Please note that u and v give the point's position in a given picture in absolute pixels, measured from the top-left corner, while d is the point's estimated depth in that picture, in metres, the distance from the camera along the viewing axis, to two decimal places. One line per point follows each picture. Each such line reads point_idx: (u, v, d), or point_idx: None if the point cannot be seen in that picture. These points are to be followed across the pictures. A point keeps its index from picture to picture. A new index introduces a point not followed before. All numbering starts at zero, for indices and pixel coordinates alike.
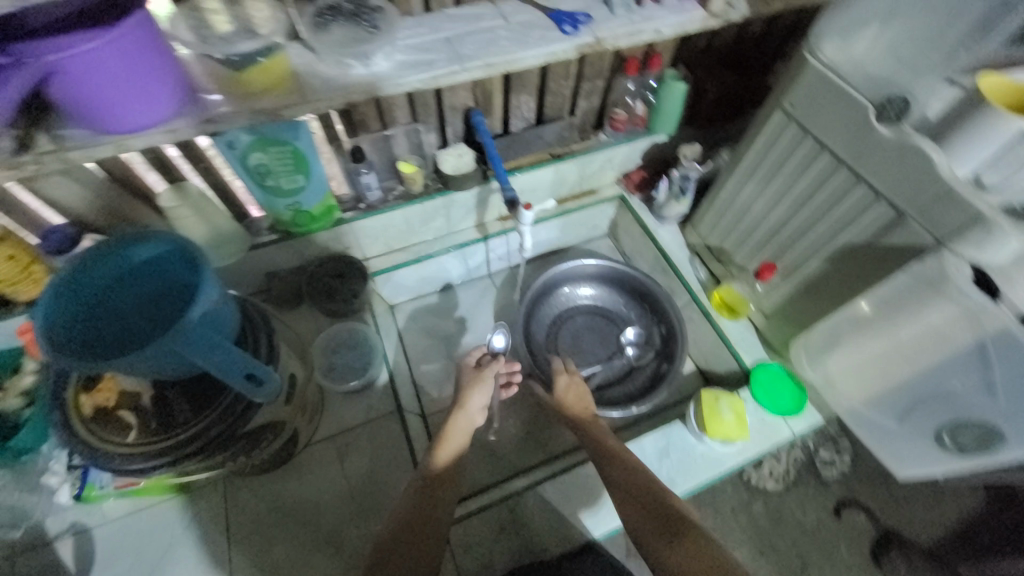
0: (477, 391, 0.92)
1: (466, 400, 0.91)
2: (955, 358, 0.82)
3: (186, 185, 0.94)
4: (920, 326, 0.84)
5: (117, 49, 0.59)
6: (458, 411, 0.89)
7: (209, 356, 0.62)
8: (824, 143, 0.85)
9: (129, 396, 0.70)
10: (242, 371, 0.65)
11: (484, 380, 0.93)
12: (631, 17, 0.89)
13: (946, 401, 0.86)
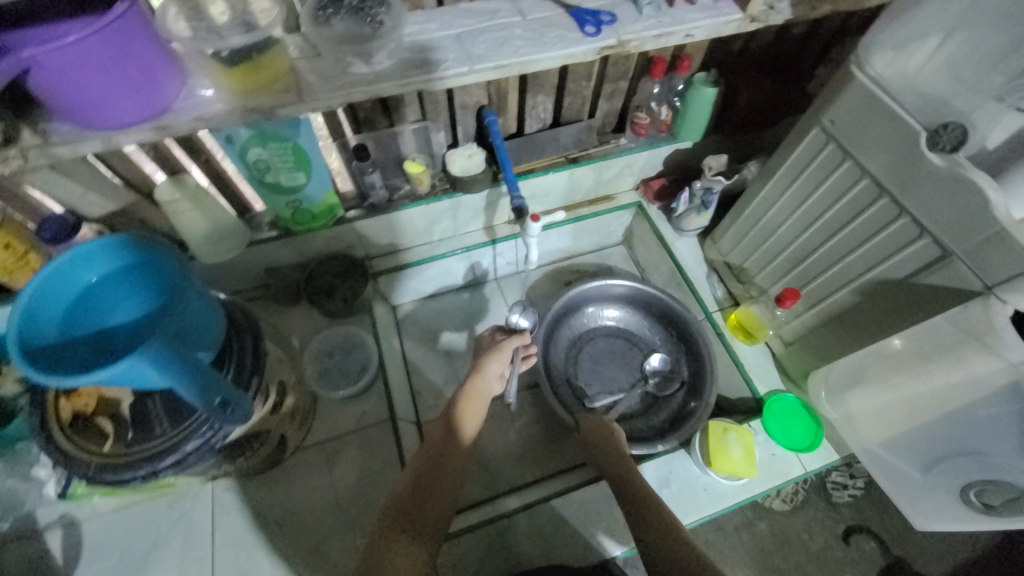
0: (494, 360, 0.98)
1: (484, 366, 0.98)
2: (993, 413, 0.72)
3: (185, 177, 0.91)
4: (958, 376, 0.75)
5: (103, 43, 0.56)
6: (477, 375, 0.96)
7: (187, 380, 0.61)
8: (865, 166, 0.77)
9: (106, 404, 0.71)
10: (218, 396, 0.64)
11: (502, 352, 0.99)
12: (659, 18, 0.82)
13: (978, 459, 0.76)
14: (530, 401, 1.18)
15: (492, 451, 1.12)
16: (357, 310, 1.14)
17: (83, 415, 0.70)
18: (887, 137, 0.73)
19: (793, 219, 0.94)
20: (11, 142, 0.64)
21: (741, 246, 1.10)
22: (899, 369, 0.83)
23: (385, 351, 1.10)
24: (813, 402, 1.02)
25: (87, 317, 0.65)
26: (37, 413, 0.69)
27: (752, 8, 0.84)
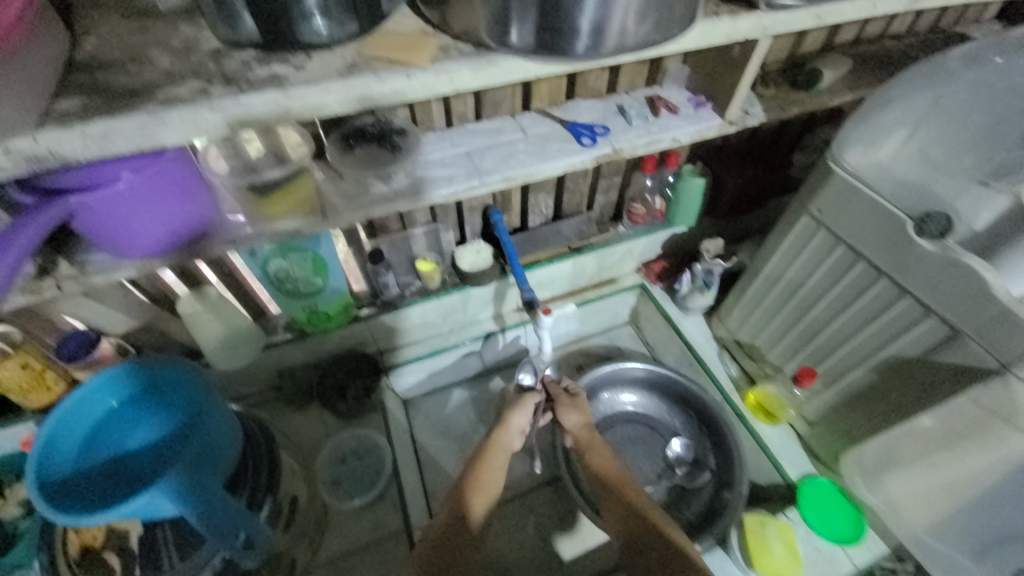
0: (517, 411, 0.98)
1: (507, 418, 0.97)
2: None
3: (207, 288, 0.93)
4: (994, 456, 0.75)
5: (146, 184, 0.61)
6: (501, 428, 0.95)
7: (198, 511, 0.58)
8: (859, 250, 0.81)
9: (116, 536, 0.72)
10: (229, 527, 0.61)
11: (525, 405, 0.99)
12: (648, 128, 0.91)
13: None
14: (551, 499, 1.12)
15: (512, 558, 1.05)
16: (368, 409, 1.12)
17: (92, 551, 0.72)
18: (874, 222, 0.78)
19: (796, 299, 0.96)
20: (48, 274, 0.67)
21: (749, 324, 1.11)
22: (935, 450, 0.82)
23: (399, 453, 1.07)
24: (850, 487, 0.98)
25: (106, 444, 0.66)
26: (47, 556, 0.71)
27: (730, 114, 0.93)
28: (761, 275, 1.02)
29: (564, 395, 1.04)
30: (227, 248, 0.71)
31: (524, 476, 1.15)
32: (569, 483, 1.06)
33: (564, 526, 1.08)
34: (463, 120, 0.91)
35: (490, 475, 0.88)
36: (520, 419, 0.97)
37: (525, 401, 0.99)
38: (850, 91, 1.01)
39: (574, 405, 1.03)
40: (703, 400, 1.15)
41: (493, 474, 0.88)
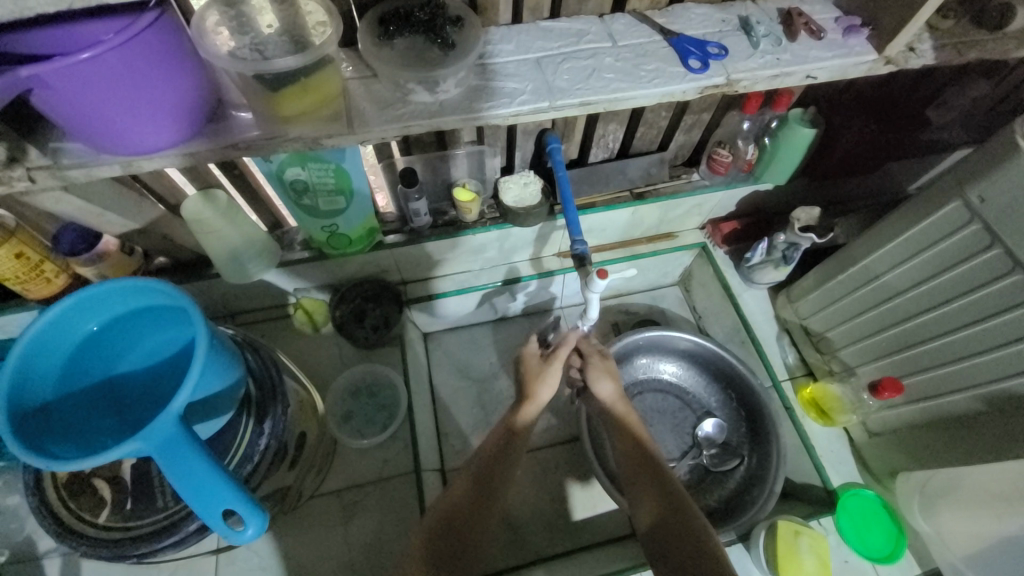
0: (544, 383, 0.88)
1: (532, 393, 0.87)
2: None
3: (214, 192, 0.80)
4: None
5: (126, 64, 0.47)
6: (527, 403, 0.86)
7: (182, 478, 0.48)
8: (1021, 260, 0.63)
9: (105, 465, 0.67)
10: (222, 507, 0.50)
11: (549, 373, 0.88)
12: (778, 56, 0.69)
13: None
14: (566, 459, 1.07)
15: (519, 513, 1.01)
16: (385, 342, 1.03)
17: (81, 476, 0.68)
18: None
19: (903, 297, 0.80)
20: (16, 162, 0.56)
21: (826, 312, 0.96)
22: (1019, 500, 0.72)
23: (415, 394, 1.00)
24: (901, 508, 0.89)
25: (90, 369, 0.57)
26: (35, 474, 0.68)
27: (891, 50, 0.69)
28: (862, 262, 0.85)
29: (595, 356, 0.91)
30: (231, 154, 0.59)
31: (541, 431, 1.10)
32: (587, 450, 0.97)
33: (578, 486, 1.04)
34: (536, 15, 0.71)
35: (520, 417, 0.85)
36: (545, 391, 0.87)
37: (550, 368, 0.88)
38: None
39: (605, 367, 0.90)
40: (748, 386, 1.04)
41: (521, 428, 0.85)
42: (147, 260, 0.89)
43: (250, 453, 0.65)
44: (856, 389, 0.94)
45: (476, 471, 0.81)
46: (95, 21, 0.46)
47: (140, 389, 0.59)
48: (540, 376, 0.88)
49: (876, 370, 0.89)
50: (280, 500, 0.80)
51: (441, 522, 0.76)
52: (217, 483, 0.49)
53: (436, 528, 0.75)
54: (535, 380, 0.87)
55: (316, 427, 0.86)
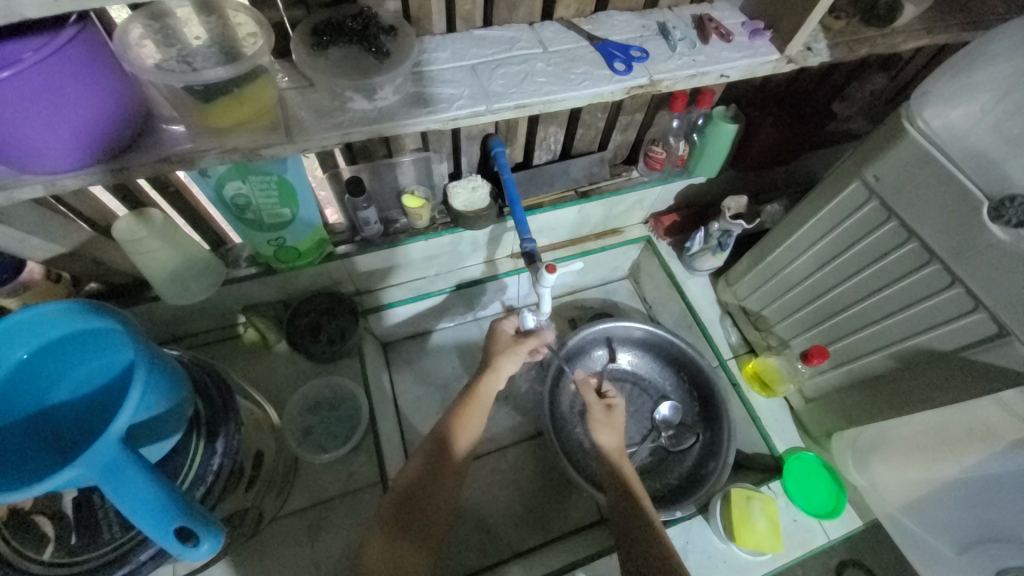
0: (507, 357, 0.97)
1: (497, 365, 0.96)
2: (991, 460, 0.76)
3: (149, 211, 0.77)
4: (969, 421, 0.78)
5: (49, 80, 0.46)
6: (490, 372, 0.95)
7: (128, 504, 0.46)
8: (914, 229, 0.72)
9: (42, 500, 0.64)
10: (176, 530, 0.49)
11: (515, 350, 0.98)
12: (693, 57, 0.75)
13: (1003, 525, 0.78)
14: (533, 454, 1.09)
15: (490, 512, 1.02)
16: (343, 354, 1.02)
17: (21, 512, 0.64)
18: (940, 201, 0.68)
19: (820, 274, 0.89)
20: None
21: (760, 292, 1.04)
22: (935, 447, 0.84)
23: (377, 403, 0.99)
24: (838, 467, 0.96)
25: (20, 402, 0.54)
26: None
27: (791, 50, 0.76)
28: (786, 243, 0.93)
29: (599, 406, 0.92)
30: (165, 169, 0.58)
31: (507, 429, 1.12)
32: (552, 443, 0.99)
33: (547, 479, 1.07)
34: (469, 24, 0.74)
35: (474, 413, 0.90)
36: (509, 365, 0.96)
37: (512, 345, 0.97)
38: (926, 35, 0.82)
39: (609, 420, 0.90)
40: (698, 367, 1.10)
41: (489, 399, 0.93)
42: (78, 287, 0.85)
43: (202, 475, 0.63)
44: (791, 360, 1.02)
45: (433, 469, 0.82)
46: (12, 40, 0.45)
47: (78, 418, 0.56)
48: (506, 352, 0.97)
49: (806, 341, 0.97)
50: (240, 523, 0.78)
51: (407, 493, 0.80)
52: (165, 497, 0.48)
53: (406, 506, 0.78)
54: (501, 353, 0.97)
55: (274, 444, 0.84)
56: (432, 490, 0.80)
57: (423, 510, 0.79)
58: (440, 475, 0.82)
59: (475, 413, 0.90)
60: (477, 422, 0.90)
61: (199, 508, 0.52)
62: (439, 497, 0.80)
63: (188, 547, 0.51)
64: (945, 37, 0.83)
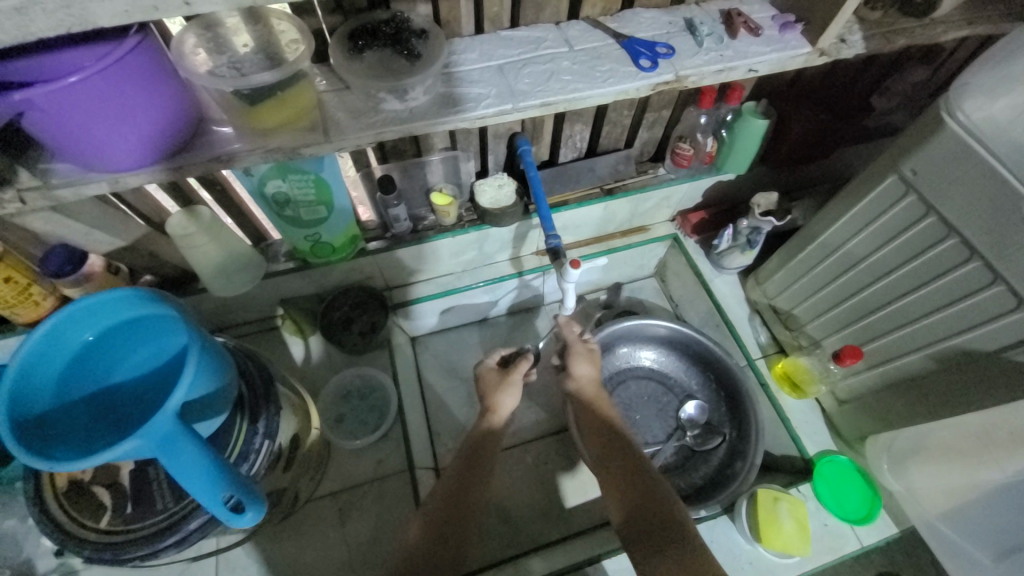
0: (505, 393, 0.90)
1: (496, 402, 0.90)
2: None
3: (199, 208, 0.82)
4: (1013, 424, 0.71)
5: (113, 84, 0.50)
6: (491, 414, 0.89)
7: (183, 473, 0.51)
8: (954, 225, 0.69)
9: (102, 472, 0.69)
10: (224, 495, 0.55)
11: (511, 383, 0.91)
12: (721, 52, 0.74)
13: None
14: (556, 448, 1.11)
15: (513, 504, 1.04)
16: (373, 346, 1.06)
17: (80, 484, 0.70)
18: (981, 195, 0.65)
19: (853, 272, 0.87)
20: (6, 184, 0.58)
21: (790, 291, 1.01)
22: (973, 452, 0.78)
23: (405, 394, 1.03)
24: (872, 469, 0.94)
25: (86, 380, 0.60)
26: (35, 486, 0.70)
27: (823, 42, 0.75)
28: (818, 239, 0.90)
29: (580, 343, 0.93)
30: (213, 167, 0.62)
31: (530, 424, 1.13)
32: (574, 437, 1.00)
33: (568, 474, 1.07)
34: (497, 25, 0.76)
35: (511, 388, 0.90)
36: (508, 400, 0.90)
37: (511, 380, 0.91)
38: (969, 24, 0.79)
39: (590, 355, 0.92)
40: (725, 366, 1.08)
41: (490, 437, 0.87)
42: (134, 278, 0.91)
43: (247, 452, 0.68)
44: (823, 360, 0.99)
45: (463, 464, 0.84)
46: (75, 47, 0.48)
47: (131, 402, 0.60)
48: (500, 386, 0.91)
49: (839, 340, 0.95)
50: (276, 502, 0.82)
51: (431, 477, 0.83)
52: (218, 474, 0.53)
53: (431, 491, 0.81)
54: (497, 391, 0.90)
55: (309, 429, 0.88)
56: (463, 491, 0.81)
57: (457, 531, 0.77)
58: (471, 470, 0.83)
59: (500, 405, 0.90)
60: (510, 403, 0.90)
61: (242, 479, 0.57)
62: (468, 499, 0.80)
63: (236, 514, 0.57)
64: (991, 25, 0.79)
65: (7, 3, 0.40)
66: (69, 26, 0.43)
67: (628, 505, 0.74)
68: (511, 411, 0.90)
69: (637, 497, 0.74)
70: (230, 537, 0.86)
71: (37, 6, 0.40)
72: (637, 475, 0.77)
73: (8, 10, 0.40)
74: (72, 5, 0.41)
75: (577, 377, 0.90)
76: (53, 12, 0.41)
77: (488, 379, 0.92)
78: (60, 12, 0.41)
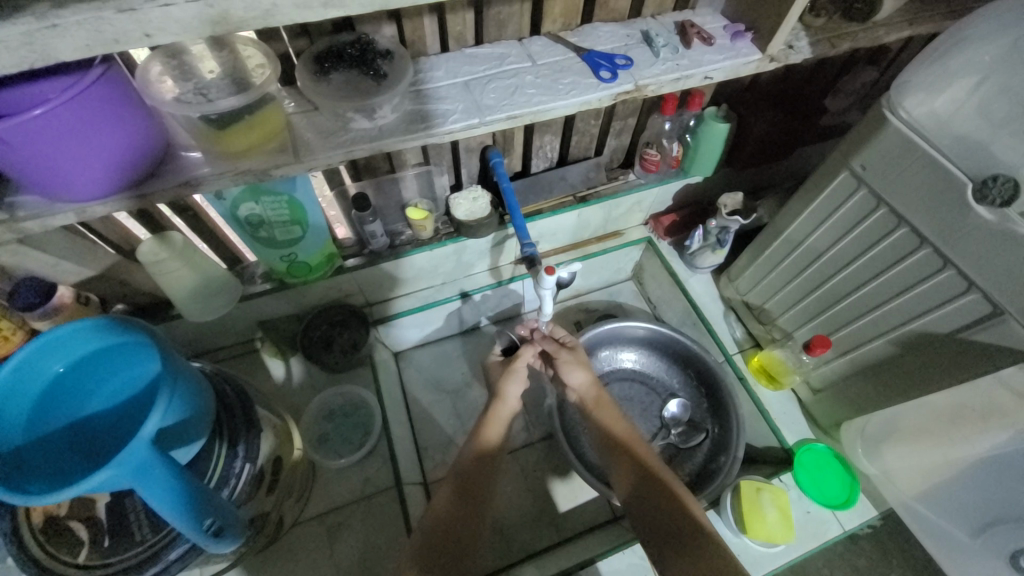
0: (511, 382, 0.92)
1: (502, 390, 0.91)
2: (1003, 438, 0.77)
3: (170, 234, 0.82)
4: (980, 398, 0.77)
5: (77, 114, 0.50)
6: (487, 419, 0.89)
7: (157, 502, 0.50)
8: (903, 215, 0.73)
9: (78, 506, 0.68)
10: (199, 521, 0.55)
11: (516, 371, 0.92)
12: (677, 61, 0.78)
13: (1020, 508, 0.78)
14: (544, 455, 1.11)
15: (503, 514, 1.04)
16: (355, 364, 1.06)
17: (55, 519, 0.68)
18: (926, 186, 0.69)
19: (816, 266, 0.90)
20: None
21: (760, 286, 1.05)
22: (948, 429, 0.83)
23: (390, 409, 1.03)
24: (849, 456, 0.96)
25: (58, 413, 0.59)
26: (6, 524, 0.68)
27: (772, 49, 0.79)
28: (782, 236, 0.94)
29: (563, 350, 0.92)
30: (184, 193, 0.62)
31: (518, 432, 1.14)
32: (562, 444, 1.00)
33: (558, 480, 1.08)
34: (462, 43, 0.78)
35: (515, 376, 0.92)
36: (514, 388, 0.91)
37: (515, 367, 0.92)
38: (907, 27, 0.84)
39: (577, 358, 0.92)
40: (703, 363, 1.10)
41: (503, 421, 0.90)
42: (106, 308, 0.90)
43: (227, 476, 0.67)
44: (795, 352, 1.03)
45: (452, 480, 0.83)
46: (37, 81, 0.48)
47: (107, 429, 0.60)
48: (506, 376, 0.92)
49: (809, 331, 0.98)
50: (261, 528, 0.81)
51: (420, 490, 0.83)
52: (189, 504, 0.53)
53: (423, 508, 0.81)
54: (502, 379, 0.91)
55: (293, 450, 0.87)
56: (452, 505, 0.80)
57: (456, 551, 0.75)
58: (459, 484, 0.82)
59: (505, 381, 0.91)
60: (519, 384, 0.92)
61: (217, 505, 0.58)
62: (463, 510, 0.80)
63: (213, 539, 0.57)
64: (928, 27, 0.85)
65: None
66: (33, 62, 0.43)
67: (633, 486, 0.76)
68: (517, 398, 0.91)
69: (640, 487, 0.75)
70: (213, 566, 0.85)
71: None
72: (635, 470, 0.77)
73: None
74: (35, 41, 0.42)
75: (574, 387, 0.91)
76: (16, 48, 0.42)
77: (494, 370, 0.95)
78: (23, 48, 0.42)
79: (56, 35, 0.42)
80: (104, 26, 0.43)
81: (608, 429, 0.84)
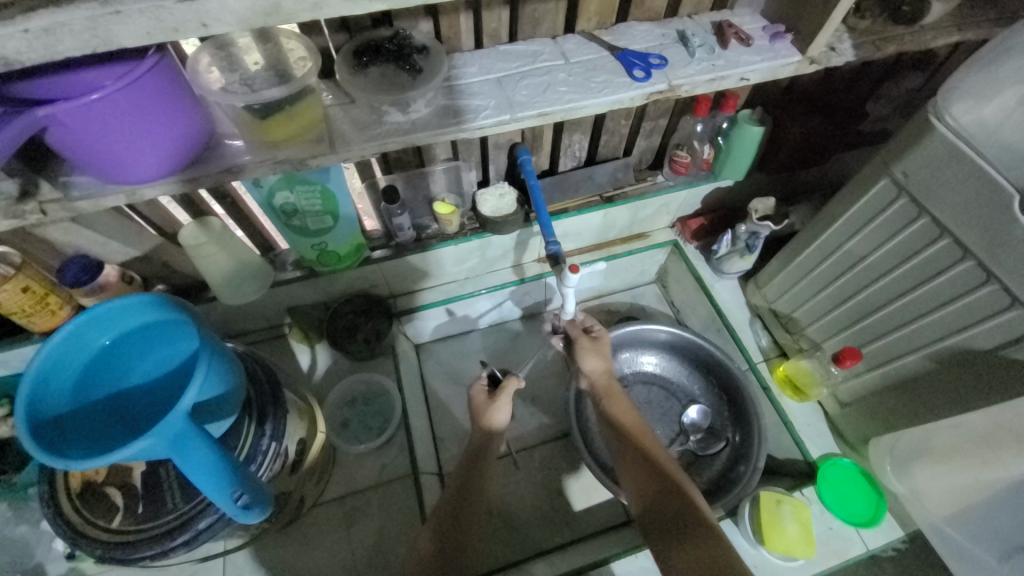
0: (497, 410, 0.89)
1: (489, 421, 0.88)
2: None
3: (210, 219, 0.85)
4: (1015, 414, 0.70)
5: (132, 100, 0.53)
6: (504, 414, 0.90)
7: (191, 472, 0.53)
8: (945, 225, 0.70)
9: (115, 474, 0.72)
10: (231, 494, 0.57)
11: (502, 400, 0.89)
12: (713, 62, 0.77)
13: None
14: (560, 453, 1.11)
15: (516, 510, 1.04)
16: (378, 353, 1.08)
17: (93, 485, 0.72)
18: (972, 195, 0.66)
19: (849, 276, 0.88)
20: (30, 196, 0.61)
21: (790, 294, 1.02)
22: (981, 449, 0.75)
23: (409, 399, 1.05)
24: (876, 472, 0.94)
25: (101, 383, 0.62)
26: (49, 487, 0.72)
27: (813, 50, 0.77)
28: (815, 243, 0.91)
29: (584, 336, 0.94)
30: (224, 177, 0.65)
31: (534, 429, 1.14)
32: (578, 443, 1.00)
33: (572, 481, 1.08)
34: (496, 40, 0.79)
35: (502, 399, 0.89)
36: (500, 417, 0.88)
37: (499, 396, 0.89)
38: (958, 31, 0.81)
39: (596, 346, 0.93)
40: (726, 369, 1.08)
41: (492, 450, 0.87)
42: (147, 287, 0.94)
43: (255, 453, 0.70)
44: (824, 363, 1.00)
45: (467, 472, 0.84)
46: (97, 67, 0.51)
47: (145, 402, 0.63)
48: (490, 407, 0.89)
49: (839, 342, 0.95)
50: (283, 507, 0.83)
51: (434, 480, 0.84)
52: (222, 476, 0.55)
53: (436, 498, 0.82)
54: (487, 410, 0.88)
55: (316, 433, 0.90)
56: (465, 495, 0.80)
57: (468, 542, 0.75)
58: (475, 476, 0.83)
59: (490, 411, 0.88)
60: (505, 408, 0.89)
61: (247, 481, 0.60)
62: (477, 500, 0.80)
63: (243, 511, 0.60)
64: (981, 30, 0.81)
65: (37, 23, 0.43)
66: (94, 46, 0.46)
67: (645, 489, 0.75)
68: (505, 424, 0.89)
69: (651, 488, 0.74)
70: (235, 540, 0.88)
71: (65, 26, 0.44)
72: (647, 471, 0.76)
73: (39, 31, 0.43)
74: (97, 26, 0.44)
75: (588, 373, 0.92)
76: (79, 33, 0.44)
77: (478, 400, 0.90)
78: (86, 32, 0.44)
79: (117, 22, 0.45)
80: (163, 15, 0.45)
81: (621, 425, 0.84)
